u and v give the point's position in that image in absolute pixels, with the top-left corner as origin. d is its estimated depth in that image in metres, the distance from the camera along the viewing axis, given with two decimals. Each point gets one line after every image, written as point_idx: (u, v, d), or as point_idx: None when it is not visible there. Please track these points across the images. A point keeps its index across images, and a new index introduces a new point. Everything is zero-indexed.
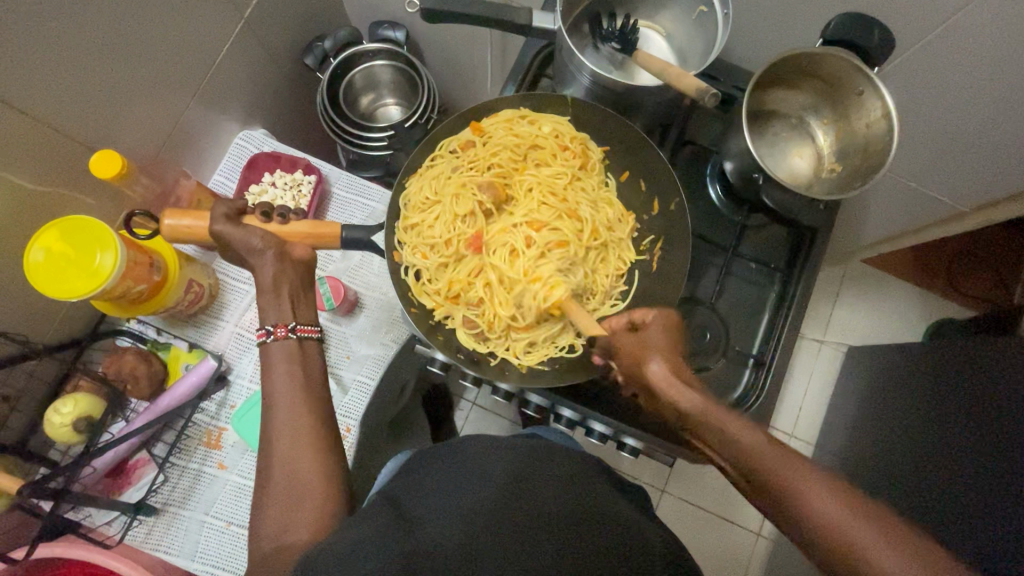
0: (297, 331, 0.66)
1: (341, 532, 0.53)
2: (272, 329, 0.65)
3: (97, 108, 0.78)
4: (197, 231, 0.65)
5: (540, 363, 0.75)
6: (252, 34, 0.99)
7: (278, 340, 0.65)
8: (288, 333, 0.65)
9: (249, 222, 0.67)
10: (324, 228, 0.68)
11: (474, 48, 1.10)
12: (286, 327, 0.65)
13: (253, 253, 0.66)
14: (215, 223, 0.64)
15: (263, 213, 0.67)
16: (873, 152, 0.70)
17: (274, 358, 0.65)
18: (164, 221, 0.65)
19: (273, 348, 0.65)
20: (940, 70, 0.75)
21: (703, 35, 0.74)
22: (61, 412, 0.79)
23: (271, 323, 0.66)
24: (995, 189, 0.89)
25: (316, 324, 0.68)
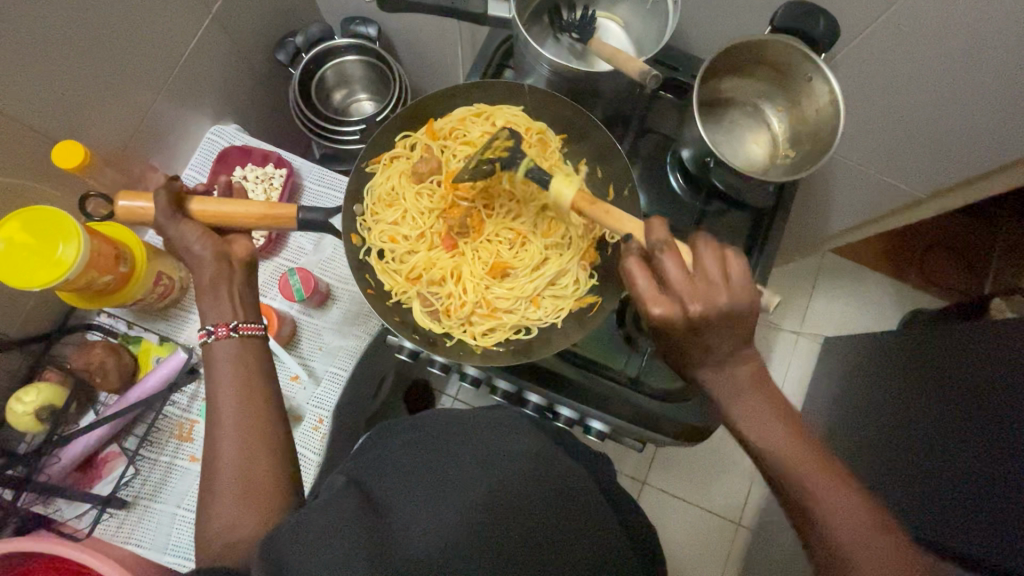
0: (240, 330, 0.65)
1: (298, 512, 0.54)
2: (214, 329, 0.64)
3: (61, 101, 0.78)
4: (151, 214, 0.66)
5: (496, 345, 0.76)
6: (221, 29, 1.00)
7: (220, 340, 0.64)
8: (230, 331, 0.65)
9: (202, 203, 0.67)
10: (277, 209, 0.66)
11: (445, 43, 1.12)
12: (227, 326, 0.65)
13: (214, 240, 0.66)
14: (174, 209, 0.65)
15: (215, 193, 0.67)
16: (823, 137, 0.72)
17: (232, 342, 0.65)
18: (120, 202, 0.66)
19: (216, 347, 0.64)
20: (889, 57, 0.77)
21: (658, 25, 0.76)
22: (23, 401, 0.79)
23: (212, 322, 0.65)
24: (951, 175, 0.92)
25: (260, 322, 0.68)
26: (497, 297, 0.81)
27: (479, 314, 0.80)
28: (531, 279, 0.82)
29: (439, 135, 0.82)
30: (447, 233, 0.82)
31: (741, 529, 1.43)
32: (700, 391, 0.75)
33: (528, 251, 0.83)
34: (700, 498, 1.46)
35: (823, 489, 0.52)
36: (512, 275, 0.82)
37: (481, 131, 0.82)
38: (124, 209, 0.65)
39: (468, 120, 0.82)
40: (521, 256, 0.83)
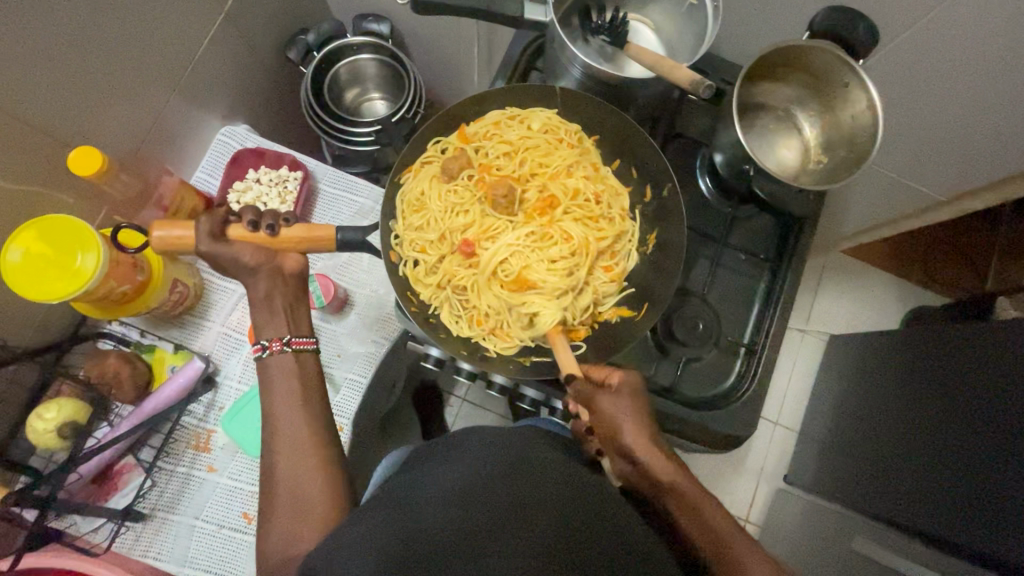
0: (292, 344, 0.66)
1: (343, 529, 0.52)
2: (267, 343, 0.65)
3: (73, 104, 0.75)
4: (186, 242, 0.62)
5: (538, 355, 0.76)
6: (233, 27, 0.96)
7: (273, 354, 0.65)
8: (283, 346, 0.65)
9: (238, 233, 0.64)
10: (317, 230, 0.66)
11: (460, 41, 1.10)
12: (280, 340, 0.65)
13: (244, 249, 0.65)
14: (196, 223, 0.62)
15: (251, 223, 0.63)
16: (859, 143, 0.71)
17: (271, 362, 0.65)
18: (151, 232, 0.62)
19: (269, 363, 0.65)
20: (921, 62, 0.77)
21: (692, 27, 0.74)
22: (44, 418, 0.77)
23: (266, 336, 0.66)
24: (971, 179, 0.92)
25: (310, 336, 0.68)
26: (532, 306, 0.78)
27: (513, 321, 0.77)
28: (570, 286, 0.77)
29: (471, 139, 0.80)
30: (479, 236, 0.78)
31: (748, 526, 1.45)
32: (732, 400, 0.75)
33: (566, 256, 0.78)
34: None
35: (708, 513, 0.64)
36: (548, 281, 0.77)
37: (517, 134, 0.79)
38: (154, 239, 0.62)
39: (501, 125, 0.80)
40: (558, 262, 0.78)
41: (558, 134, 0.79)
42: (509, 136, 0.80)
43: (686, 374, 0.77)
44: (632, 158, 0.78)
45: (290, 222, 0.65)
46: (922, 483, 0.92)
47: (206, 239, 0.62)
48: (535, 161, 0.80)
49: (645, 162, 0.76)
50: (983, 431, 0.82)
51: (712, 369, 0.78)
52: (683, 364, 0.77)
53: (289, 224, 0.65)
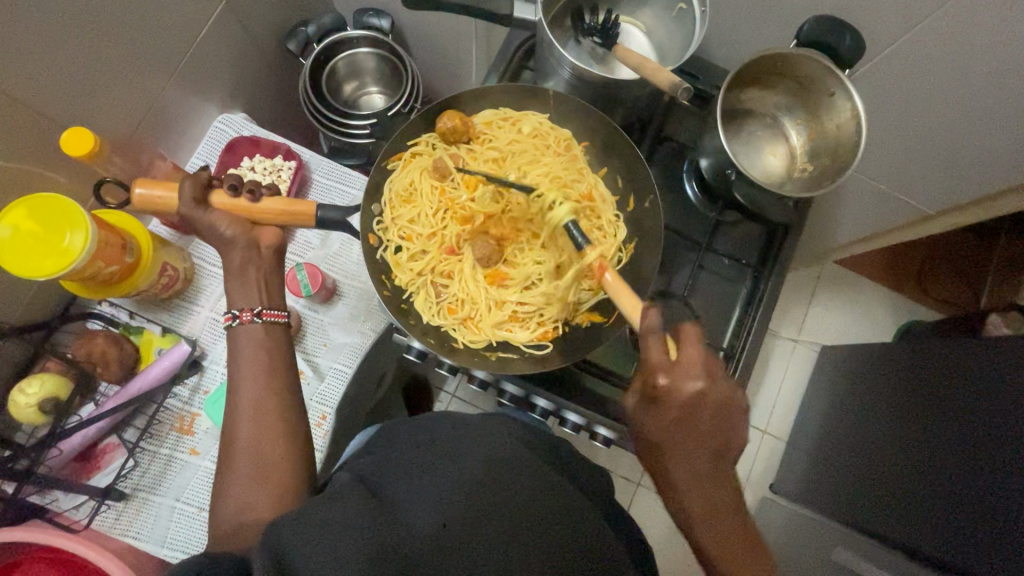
0: (263, 316, 0.65)
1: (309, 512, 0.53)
2: (238, 313, 0.65)
3: (69, 85, 0.76)
4: (167, 203, 0.64)
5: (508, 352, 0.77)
6: (233, 15, 0.97)
7: (243, 324, 0.65)
8: (253, 317, 0.65)
9: (218, 197, 0.65)
10: (297, 205, 0.66)
11: (458, 38, 1.10)
12: (251, 311, 0.65)
13: (228, 233, 0.65)
14: (184, 205, 0.63)
15: (232, 186, 0.65)
16: (843, 152, 0.72)
17: (243, 334, 0.65)
18: (133, 188, 0.63)
19: (239, 332, 0.65)
20: (910, 75, 0.77)
21: (682, 32, 0.75)
22: (27, 392, 0.78)
23: (238, 306, 0.65)
24: (960, 193, 0.92)
25: (282, 310, 0.68)
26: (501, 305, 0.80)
27: (483, 316, 0.79)
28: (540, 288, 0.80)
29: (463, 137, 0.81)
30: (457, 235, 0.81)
31: None
32: None
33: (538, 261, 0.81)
34: None
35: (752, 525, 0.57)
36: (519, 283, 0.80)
37: (507, 137, 0.81)
38: (137, 196, 0.63)
39: (493, 125, 0.81)
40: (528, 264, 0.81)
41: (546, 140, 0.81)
42: (500, 138, 0.81)
43: None
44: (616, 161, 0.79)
45: (269, 193, 0.67)
46: (906, 500, 0.92)
47: (188, 201, 0.63)
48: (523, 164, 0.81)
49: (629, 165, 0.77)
50: (969, 455, 0.82)
51: None
52: None
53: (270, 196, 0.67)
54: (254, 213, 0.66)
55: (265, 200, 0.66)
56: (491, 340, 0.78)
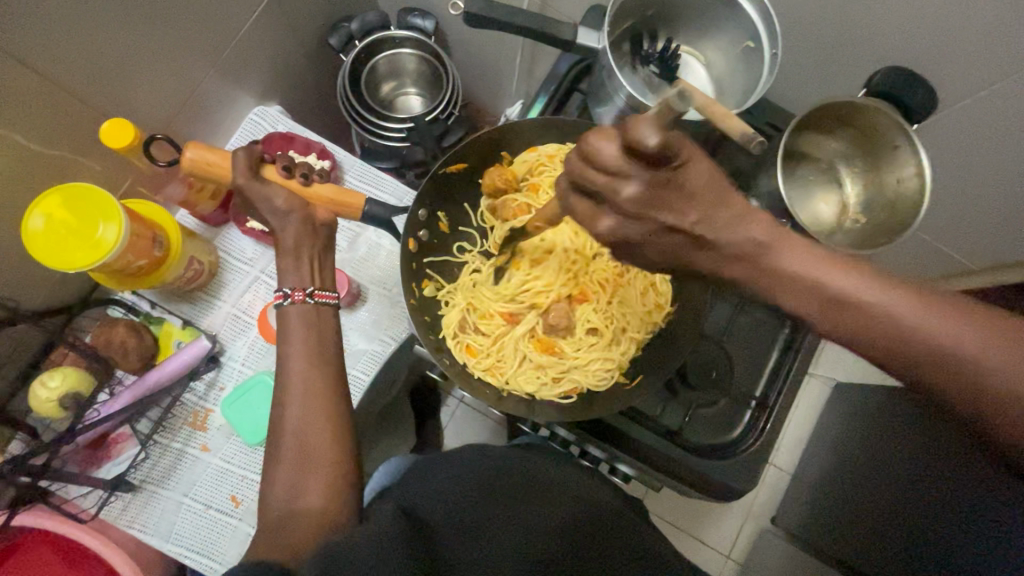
0: (315, 297, 0.64)
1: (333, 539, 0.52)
2: (290, 292, 0.64)
3: (108, 72, 0.74)
4: (217, 169, 0.60)
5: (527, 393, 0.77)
6: (277, 7, 0.95)
7: (294, 304, 0.64)
8: (306, 297, 0.64)
9: (269, 174, 0.63)
10: (346, 196, 0.66)
11: (503, 47, 1.08)
12: (303, 291, 0.64)
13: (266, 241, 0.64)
14: (240, 175, 0.61)
15: (286, 167, 0.63)
16: (901, 209, 0.69)
17: (294, 313, 0.63)
18: (182, 150, 0.59)
19: (289, 311, 0.63)
20: (975, 133, 0.74)
21: (745, 69, 0.72)
22: (47, 386, 0.77)
23: (289, 285, 0.64)
24: (1006, 252, 0.89)
25: (333, 291, 0.67)
26: (533, 356, 0.80)
27: (515, 364, 0.80)
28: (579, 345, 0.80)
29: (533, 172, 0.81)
30: (502, 268, 0.84)
31: (730, 563, 1.42)
32: (738, 452, 0.73)
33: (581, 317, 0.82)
34: (694, 528, 1.45)
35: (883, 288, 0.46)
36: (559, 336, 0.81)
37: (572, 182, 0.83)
38: (185, 159, 0.59)
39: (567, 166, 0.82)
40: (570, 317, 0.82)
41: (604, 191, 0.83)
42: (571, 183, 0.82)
43: (693, 419, 0.75)
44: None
45: (323, 178, 0.66)
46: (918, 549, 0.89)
47: (243, 173, 0.61)
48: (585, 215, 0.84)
49: None
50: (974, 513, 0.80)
51: (721, 418, 0.75)
52: (693, 410, 0.75)
53: (321, 181, 0.66)
54: (304, 195, 0.64)
55: (318, 184, 0.65)
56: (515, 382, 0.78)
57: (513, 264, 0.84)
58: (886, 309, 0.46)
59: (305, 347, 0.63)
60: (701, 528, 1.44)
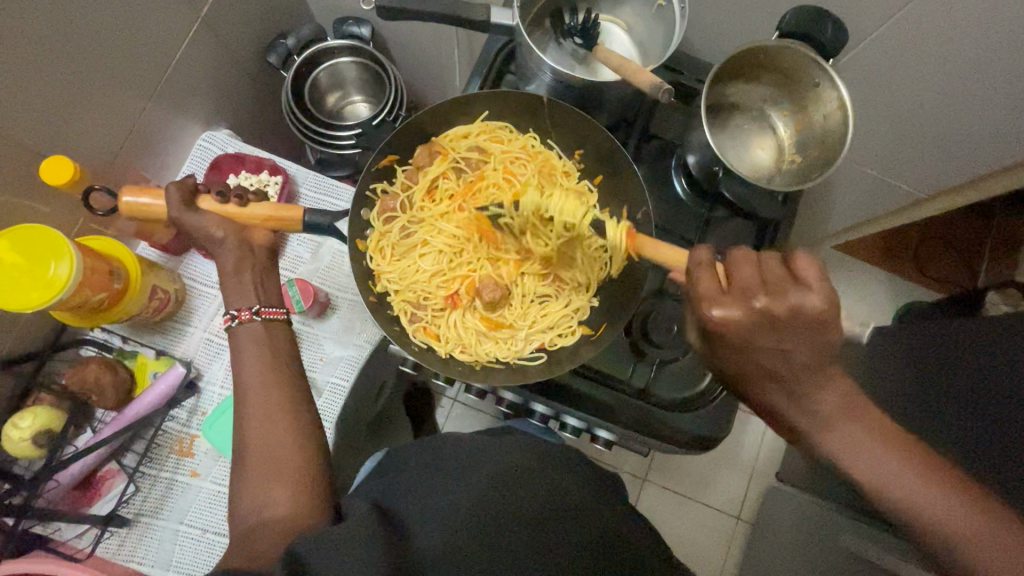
0: (262, 314, 0.66)
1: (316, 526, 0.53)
2: (237, 313, 0.65)
3: (49, 115, 0.75)
4: (154, 210, 0.64)
5: (497, 361, 0.78)
6: (212, 33, 0.97)
7: (243, 323, 0.65)
8: (252, 315, 0.65)
9: (204, 203, 0.66)
10: (284, 212, 0.67)
11: (440, 44, 1.09)
12: (250, 310, 0.65)
13: (220, 234, 0.65)
14: (174, 199, 0.64)
15: (219, 193, 0.65)
16: (830, 143, 0.71)
17: (243, 325, 0.65)
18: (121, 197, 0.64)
19: (239, 331, 0.65)
20: (895, 61, 0.76)
21: (663, 28, 0.74)
22: (19, 427, 0.77)
23: (235, 306, 0.66)
24: (951, 176, 0.91)
25: (282, 307, 0.68)
26: (498, 328, 0.81)
27: (482, 341, 0.79)
28: (543, 310, 0.81)
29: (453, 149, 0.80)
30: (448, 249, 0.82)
31: (740, 523, 1.43)
32: (708, 400, 0.74)
33: (541, 286, 0.82)
34: (701, 494, 1.45)
35: (929, 486, 0.48)
36: (519, 305, 0.82)
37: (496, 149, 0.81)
38: (125, 203, 0.64)
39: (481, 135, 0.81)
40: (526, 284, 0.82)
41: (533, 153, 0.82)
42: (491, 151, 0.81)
43: (662, 376, 0.76)
44: (592, 146, 0.77)
45: (258, 200, 0.68)
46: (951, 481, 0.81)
47: (176, 205, 0.63)
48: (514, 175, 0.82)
49: (611, 159, 0.76)
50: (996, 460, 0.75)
51: (690, 370, 0.76)
52: (659, 366, 0.76)
53: (258, 202, 0.67)
54: (242, 219, 0.67)
55: (253, 205, 0.67)
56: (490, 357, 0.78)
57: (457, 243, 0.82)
58: (897, 491, 0.49)
59: (266, 347, 0.65)
60: (706, 493, 1.45)
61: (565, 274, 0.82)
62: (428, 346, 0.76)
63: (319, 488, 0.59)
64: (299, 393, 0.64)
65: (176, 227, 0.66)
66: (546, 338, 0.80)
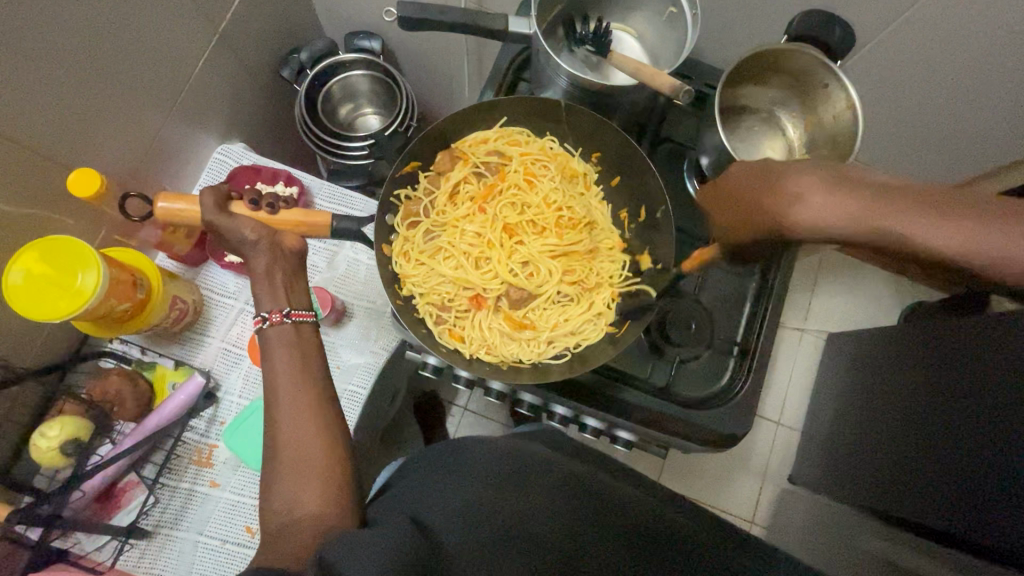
0: (292, 316, 0.66)
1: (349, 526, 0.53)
2: (268, 315, 0.66)
3: (76, 128, 0.77)
4: (188, 215, 0.67)
5: (524, 362, 0.78)
6: (229, 47, 0.99)
7: (273, 326, 0.66)
8: (283, 317, 0.66)
9: (237, 209, 0.68)
10: (313, 217, 0.70)
11: (450, 56, 1.12)
12: (280, 312, 0.66)
13: (247, 239, 0.66)
14: (204, 206, 0.65)
15: (252, 200, 0.69)
16: (841, 142, 0.73)
17: (270, 331, 0.65)
18: (158, 203, 0.67)
19: (270, 333, 0.65)
20: (899, 62, 0.79)
21: (673, 34, 0.76)
22: (47, 436, 0.78)
23: (266, 308, 0.66)
24: (957, 173, 0.92)
25: (310, 309, 0.69)
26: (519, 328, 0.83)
27: (505, 342, 0.81)
28: (562, 311, 0.84)
29: (472, 155, 0.83)
30: (468, 253, 0.85)
31: (755, 528, 1.41)
32: (728, 398, 0.75)
33: (559, 288, 0.85)
34: (714, 498, 1.44)
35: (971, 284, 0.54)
36: (537, 306, 0.85)
37: (513, 155, 0.85)
38: (162, 211, 0.67)
39: (499, 142, 0.84)
40: (545, 285, 0.85)
41: (550, 158, 0.85)
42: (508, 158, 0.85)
43: (681, 374, 0.77)
44: (607, 148, 0.79)
45: (288, 206, 0.70)
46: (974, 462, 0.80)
47: (209, 211, 0.65)
48: (531, 181, 0.86)
49: (627, 159, 0.78)
50: (1000, 427, 0.76)
51: (708, 368, 0.77)
52: (678, 365, 0.77)
53: (287, 208, 0.70)
54: (271, 224, 0.69)
55: (283, 211, 0.69)
56: (517, 357, 0.79)
57: (477, 247, 0.85)
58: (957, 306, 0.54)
59: (294, 350, 0.65)
60: (719, 497, 1.43)
61: (581, 273, 0.86)
62: (454, 348, 0.77)
63: (345, 493, 0.59)
64: (326, 396, 0.65)
65: (207, 233, 0.68)
66: (567, 337, 0.82)
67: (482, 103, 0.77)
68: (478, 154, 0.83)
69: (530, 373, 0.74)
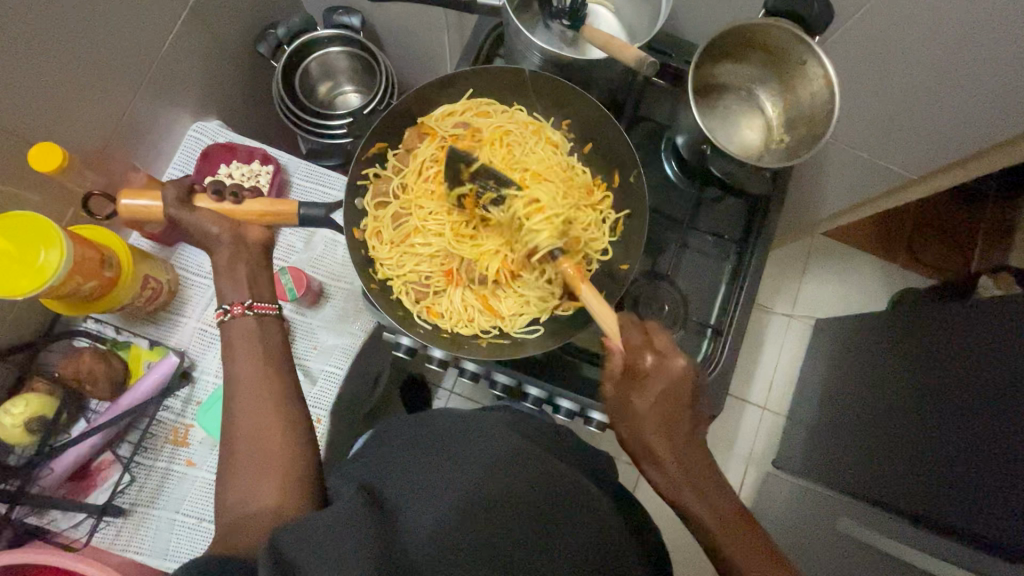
0: (254, 309, 0.65)
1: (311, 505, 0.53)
2: (230, 307, 0.65)
3: (41, 103, 0.76)
4: (152, 211, 0.66)
5: (499, 339, 0.78)
6: (201, 22, 0.97)
7: (235, 318, 0.65)
8: (245, 309, 0.65)
9: (201, 202, 0.67)
10: (279, 206, 0.69)
11: (431, 31, 1.09)
12: (242, 304, 0.65)
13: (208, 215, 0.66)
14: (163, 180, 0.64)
15: (214, 191, 0.67)
16: (817, 121, 0.72)
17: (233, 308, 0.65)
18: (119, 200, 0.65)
19: (232, 325, 0.65)
20: (882, 38, 0.77)
21: (650, 8, 0.74)
22: (11, 413, 0.79)
23: (229, 301, 0.65)
24: (942, 156, 0.91)
25: (274, 302, 0.68)
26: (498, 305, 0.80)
27: (481, 318, 0.79)
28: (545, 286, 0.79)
29: (439, 130, 0.80)
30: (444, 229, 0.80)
31: None
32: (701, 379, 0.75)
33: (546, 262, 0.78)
34: None
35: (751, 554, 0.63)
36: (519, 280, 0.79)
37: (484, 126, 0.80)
38: (123, 207, 0.65)
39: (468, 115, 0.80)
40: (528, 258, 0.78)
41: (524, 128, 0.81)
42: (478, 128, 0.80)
43: None
44: (579, 116, 0.78)
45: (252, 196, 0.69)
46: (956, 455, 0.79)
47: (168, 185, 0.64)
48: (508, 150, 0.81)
49: (602, 131, 0.77)
50: (982, 419, 0.76)
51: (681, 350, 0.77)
52: None
53: (252, 199, 0.69)
54: (236, 214, 0.68)
55: (247, 202, 0.68)
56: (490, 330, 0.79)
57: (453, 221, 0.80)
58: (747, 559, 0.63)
59: (259, 328, 0.65)
60: None
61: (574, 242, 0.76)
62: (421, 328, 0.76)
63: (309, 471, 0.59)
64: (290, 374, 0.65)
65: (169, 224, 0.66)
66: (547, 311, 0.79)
67: (444, 78, 0.77)
68: (445, 127, 0.80)
69: (499, 351, 0.75)
